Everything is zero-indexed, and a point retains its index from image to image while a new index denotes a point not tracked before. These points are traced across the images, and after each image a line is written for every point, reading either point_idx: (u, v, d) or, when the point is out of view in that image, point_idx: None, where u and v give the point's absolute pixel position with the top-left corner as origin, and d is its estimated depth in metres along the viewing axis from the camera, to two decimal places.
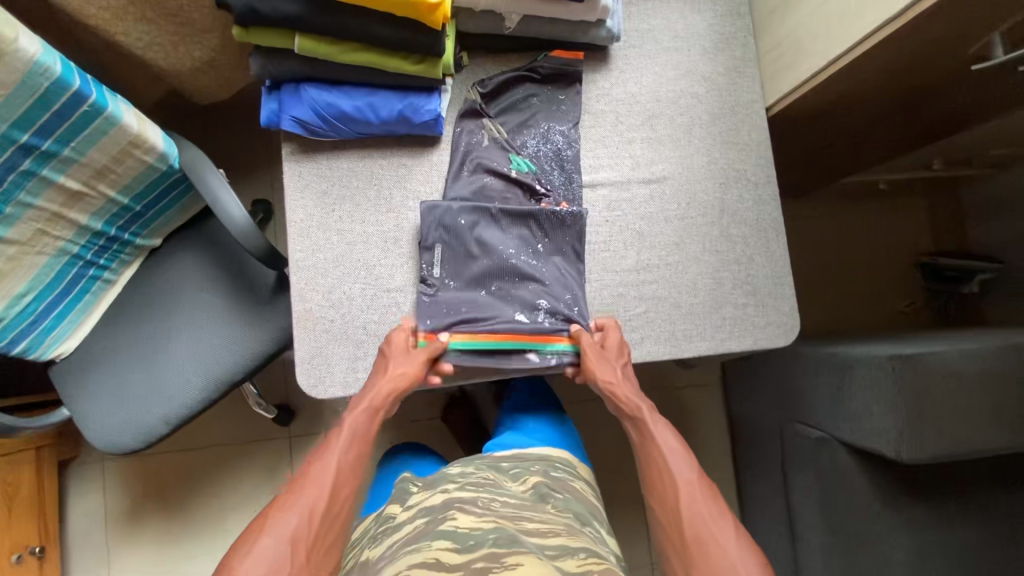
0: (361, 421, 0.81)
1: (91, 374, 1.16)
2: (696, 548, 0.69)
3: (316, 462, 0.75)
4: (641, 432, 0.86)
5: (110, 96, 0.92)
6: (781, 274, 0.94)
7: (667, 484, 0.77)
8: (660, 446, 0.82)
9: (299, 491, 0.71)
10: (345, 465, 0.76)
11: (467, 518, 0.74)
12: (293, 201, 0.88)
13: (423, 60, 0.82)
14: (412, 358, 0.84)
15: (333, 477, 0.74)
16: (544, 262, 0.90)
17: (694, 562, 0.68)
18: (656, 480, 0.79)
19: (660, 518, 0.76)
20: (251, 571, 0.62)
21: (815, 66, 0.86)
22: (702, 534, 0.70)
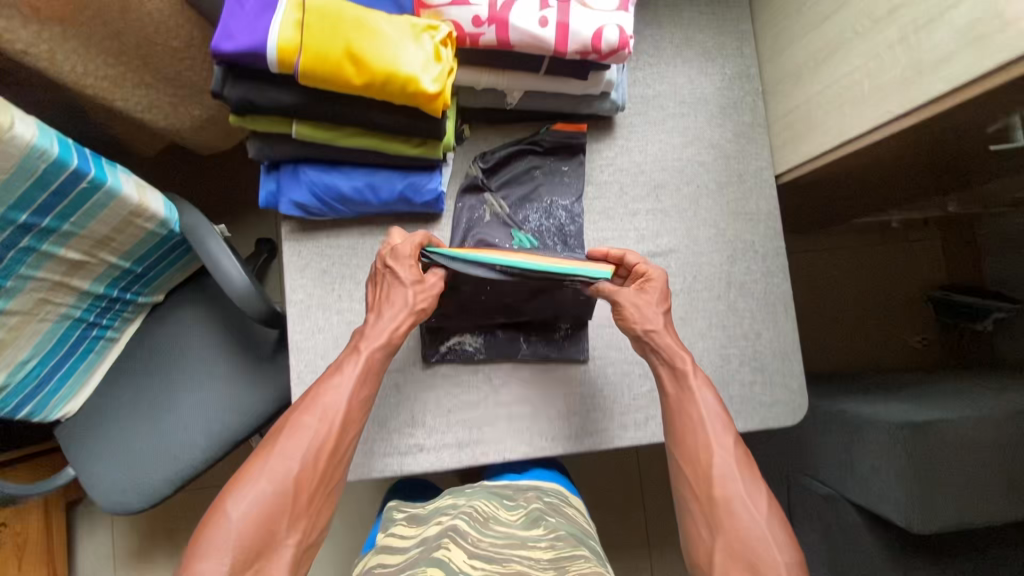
0: (374, 357, 0.78)
1: (97, 432, 1.16)
2: (723, 513, 0.72)
3: (323, 395, 0.75)
4: (680, 388, 0.80)
5: (109, 170, 0.92)
6: (789, 349, 0.92)
7: (700, 444, 0.76)
8: (700, 408, 0.78)
9: (303, 432, 0.73)
10: (352, 405, 0.76)
11: (462, 554, 0.71)
12: (293, 281, 0.87)
13: (423, 142, 0.81)
14: (425, 289, 0.80)
15: (340, 418, 0.75)
16: (551, 341, 0.89)
17: (719, 521, 0.72)
18: (686, 438, 0.77)
19: (685, 473, 0.76)
20: (254, 509, 0.68)
21: (824, 146, 0.83)
22: (732, 499, 0.72)
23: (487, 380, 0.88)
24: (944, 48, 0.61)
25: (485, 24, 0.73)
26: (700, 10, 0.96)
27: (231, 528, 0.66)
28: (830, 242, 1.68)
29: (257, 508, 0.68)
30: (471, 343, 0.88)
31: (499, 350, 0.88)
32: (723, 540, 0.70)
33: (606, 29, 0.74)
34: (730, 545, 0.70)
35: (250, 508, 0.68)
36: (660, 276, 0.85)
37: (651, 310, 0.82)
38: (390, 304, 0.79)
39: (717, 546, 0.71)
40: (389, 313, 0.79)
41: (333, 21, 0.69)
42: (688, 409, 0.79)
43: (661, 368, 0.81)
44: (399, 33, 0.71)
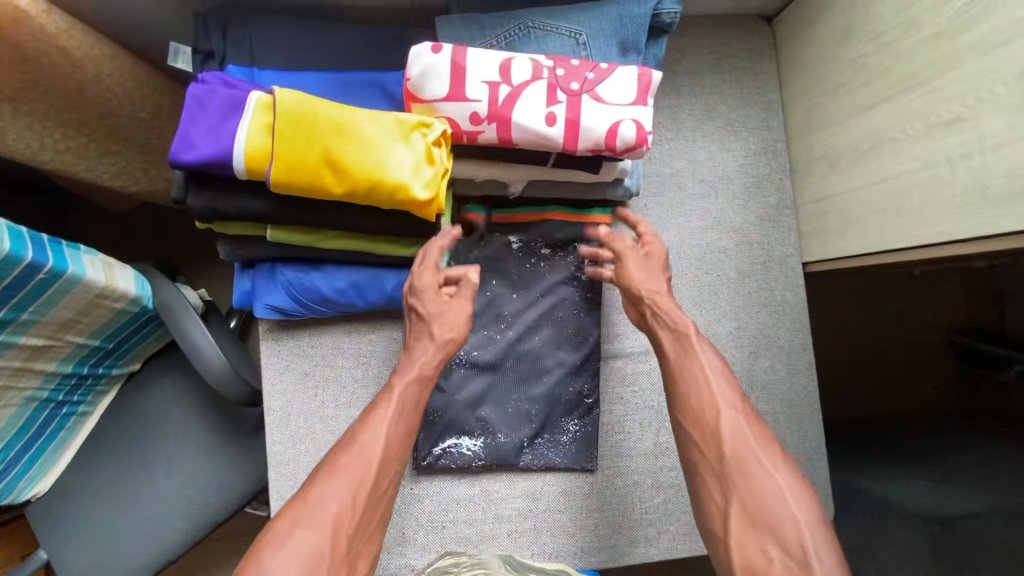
0: (410, 392, 0.68)
1: (66, 513, 1.09)
2: (734, 470, 0.59)
3: (360, 434, 0.63)
4: (681, 349, 0.68)
5: (70, 255, 0.83)
6: (814, 455, 0.85)
7: (703, 400, 0.63)
8: (703, 366, 0.66)
9: (344, 465, 0.61)
10: (392, 440, 0.64)
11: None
12: (271, 385, 0.79)
13: (415, 242, 0.72)
14: (455, 305, 0.72)
15: (382, 450, 0.63)
16: (560, 448, 0.81)
17: (733, 483, 0.58)
18: (688, 400, 0.65)
19: (685, 433, 0.64)
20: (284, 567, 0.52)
21: (862, 247, 0.74)
22: (743, 457, 0.59)
23: (485, 490, 0.81)
24: (1015, 179, 0.54)
25: (485, 122, 0.64)
26: (724, 77, 0.87)
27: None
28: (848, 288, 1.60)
29: (299, 564, 0.53)
30: (469, 447, 0.80)
31: (501, 459, 0.80)
32: (736, 503, 0.57)
33: (622, 124, 0.65)
34: (745, 507, 0.56)
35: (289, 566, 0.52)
36: (660, 247, 0.77)
37: (655, 273, 0.74)
38: (424, 341, 0.71)
39: (732, 509, 0.57)
40: (430, 347, 0.70)
41: (307, 122, 0.60)
42: (688, 371, 0.66)
43: (661, 330, 0.70)
44: (386, 133, 0.62)
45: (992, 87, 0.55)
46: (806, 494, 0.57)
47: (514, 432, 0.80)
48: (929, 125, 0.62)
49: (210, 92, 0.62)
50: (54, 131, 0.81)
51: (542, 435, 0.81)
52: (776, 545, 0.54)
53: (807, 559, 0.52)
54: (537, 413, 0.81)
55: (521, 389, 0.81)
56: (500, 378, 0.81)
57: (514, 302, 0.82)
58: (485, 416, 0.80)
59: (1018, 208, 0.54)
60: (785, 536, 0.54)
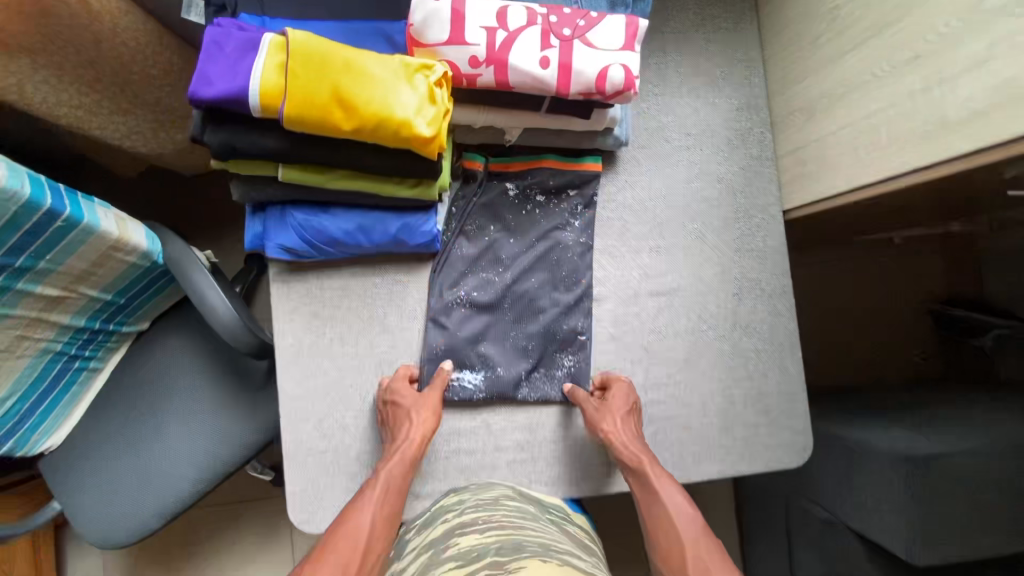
0: (394, 474, 0.77)
1: (79, 466, 1.12)
2: None
3: (349, 519, 0.72)
4: (646, 491, 0.78)
5: (85, 205, 0.87)
6: (795, 391, 0.90)
7: (671, 543, 0.72)
8: (666, 506, 0.76)
9: (329, 556, 0.67)
10: (377, 523, 0.72)
11: (472, 538, 0.68)
12: (282, 324, 0.83)
13: (418, 183, 0.76)
14: (423, 398, 0.80)
15: (365, 537, 0.70)
16: (555, 382, 0.87)
17: None
18: (660, 538, 0.74)
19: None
20: None
21: (838, 187, 0.80)
22: None
23: (485, 420, 0.85)
24: (971, 105, 0.59)
25: (483, 65, 0.69)
26: (708, 37, 0.92)
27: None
28: (832, 258, 1.66)
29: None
30: (470, 380, 0.85)
31: (501, 392, 0.85)
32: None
33: (611, 68, 0.70)
34: None
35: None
36: (623, 385, 0.85)
37: (615, 416, 0.81)
38: (404, 425, 0.78)
39: None
40: (406, 429, 0.77)
41: (318, 62, 0.65)
42: (661, 512, 0.76)
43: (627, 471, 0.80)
44: (390, 74, 0.67)
45: (949, 23, 0.60)
46: None
47: (512, 366, 0.85)
48: (895, 65, 0.68)
49: (226, 35, 0.66)
50: (70, 86, 0.85)
51: (538, 370, 0.86)
52: None
53: None
54: (534, 348, 0.86)
55: (518, 327, 0.87)
56: (498, 317, 0.87)
57: (511, 247, 0.87)
58: (485, 351, 0.86)
59: (974, 132, 0.60)
60: None
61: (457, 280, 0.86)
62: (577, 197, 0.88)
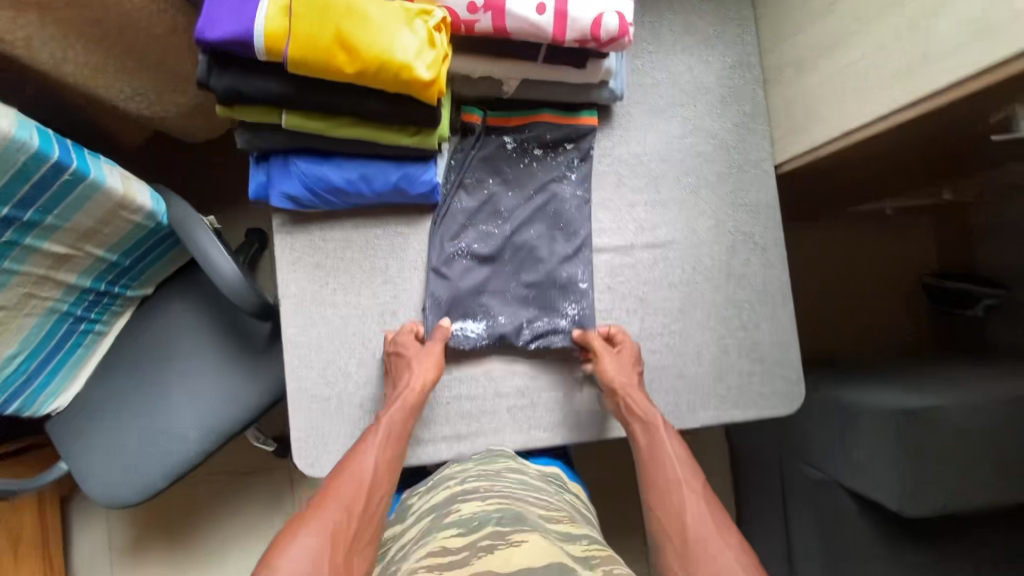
0: (396, 420, 0.79)
1: (86, 427, 1.14)
2: (697, 550, 0.66)
3: (353, 459, 0.74)
4: (650, 439, 0.81)
5: (92, 161, 0.89)
6: (787, 341, 0.92)
7: (672, 489, 0.75)
8: (669, 454, 0.79)
9: (337, 490, 0.70)
10: (380, 466, 0.75)
11: (473, 504, 0.70)
12: (286, 275, 0.85)
13: (418, 131, 0.78)
14: (429, 351, 0.83)
15: (370, 476, 0.72)
16: (559, 331, 0.88)
17: (693, 560, 0.66)
18: (658, 485, 0.76)
19: (658, 521, 0.72)
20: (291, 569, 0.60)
21: (828, 135, 0.82)
22: (704, 531, 0.69)
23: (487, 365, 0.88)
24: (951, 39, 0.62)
25: (481, 11, 0.71)
26: None
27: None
28: (825, 231, 1.69)
29: (303, 566, 0.61)
30: (472, 329, 0.87)
31: (503, 339, 0.87)
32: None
33: (605, 15, 0.73)
34: None
35: (295, 567, 0.60)
36: (632, 343, 0.88)
37: (629, 367, 0.84)
38: (406, 375, 0.81)
39: None
40: (409, 379, 0.80)
41: (321, 6, 0.66)
42: (659, 459, 0.79)
43: (631, 422, 0.83)
44: (391, 18, 0.69)
45: None
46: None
47: (514, 315, 0.87)
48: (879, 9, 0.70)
49: None
50: (76, 43, 0.87)
51: (540, 318, 0.88)
52: None
53: None
54: (534, 297, 0.89)
55: (518, 277, 0.89)
56: (499, 268, 0.89)
57: (510, 200, 0.89)
58: (486, 301, 0.88)
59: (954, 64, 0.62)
60: None
61: (458, 232, 0.88)
62: (573, 151, 0.89)
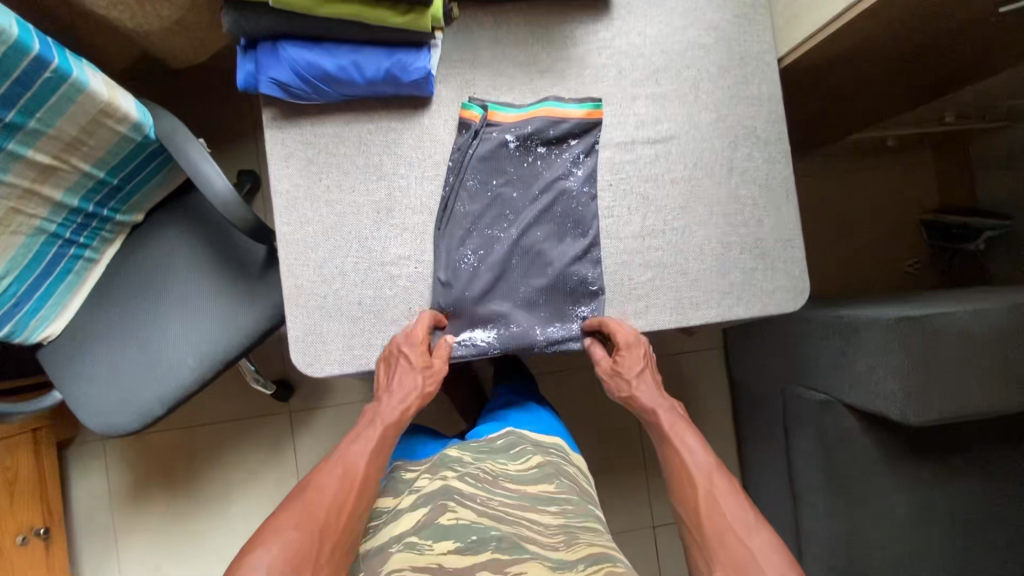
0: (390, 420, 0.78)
1: (81, 357, 1.12)
2: (715, 542, 0.69)
3: (347, 451, 0.75)
4: (665, 437, 0.82)
5: (74, 61, 0.86)
6: (791, 236, 0.91)
7: (686, 482, 0.76)
8: (680, 450, 0.79)
9: (328, 482, 0.71)
10: (372, 461, 0.75)
11: (471, 512, 0.78)
12: (279, 171, 0.83)
13: (410, 10, 0.75)
14: (433, 372, 0.82)
15: (362, 472, 0.74)
16: (573, 337, 0.87)
17: (712, 552, 0.69)
18: (676, 484, 0.78)
19: (681, 514, 0.75)
20: (274, 562, 0.63)
21: (835, 10, 0.80)
22: (720, 521, 0.71)
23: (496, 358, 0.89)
24: None
25: None
26: None
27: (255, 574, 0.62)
28: (824, 165, 1.67)
29: (288, 558, 0.64)
30: (482, 337, 0.85)
31: (514, 345, 0.84)
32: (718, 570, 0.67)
33: None
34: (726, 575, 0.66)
35: (280, 559, 0.63)
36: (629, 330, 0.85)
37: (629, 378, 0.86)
38: (406, 384, 0.80)
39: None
40: (411, 387, 0.80)
41: None
42: (674, 457, 0.80)
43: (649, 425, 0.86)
44: None
45: None
46: (785, 559, 0.66)
47: (525, 320, 0.85)
48: None
49: None
50: None
51: (552, 323, 0.86)
52: None
53: None
54: (545, 299, 0.86)
55: (527, 279, 0.86)
56: (509, 273, 0.86)
57: (516, 200, 0.87)
58: (496, 308, 0.85)
59: None
60: None
61: (463, 236, 0.85)
62: (577, 147, 0.87)
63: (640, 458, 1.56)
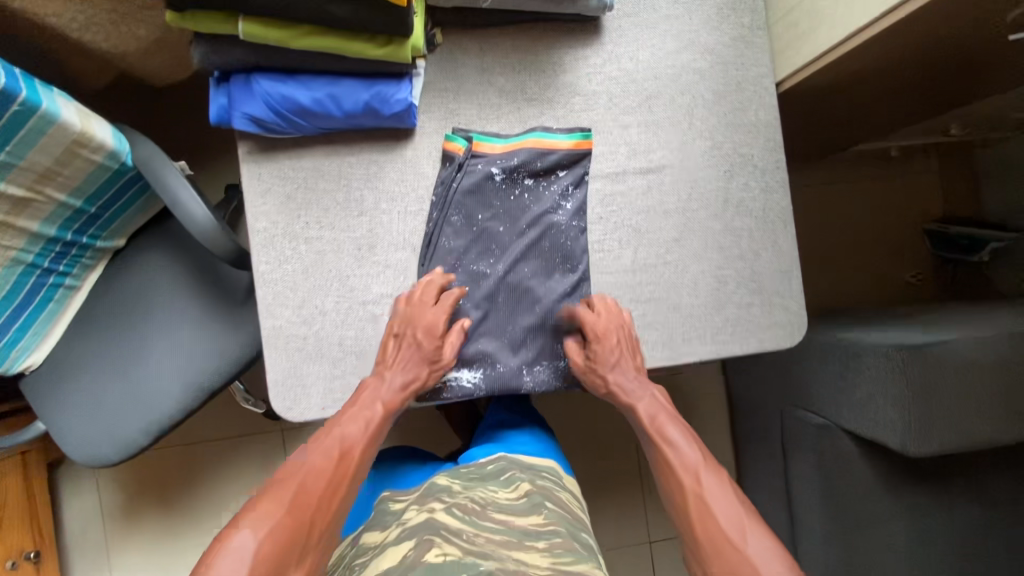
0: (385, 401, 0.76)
1: (64, 386, 1.10)
2: (710, 551, 0.65)
3: (334, 430, 0.73)
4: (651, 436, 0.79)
5: (44, 91, 0.83)
6: (788, 269, 0.88)
7: (675, 485, 0.73)
8: (666, 448, 0.76)
9: (313, 463, 0.69)
10: (359, 443, 0.73)
11: (458, 548, 0.74)
12: (255, 207, 0.80)
13: (389, 41, 0.72)
14: (440, 358, 0.80)
15: (347, 452, 0.72)
16: (559, 376, 0.84)
17: (709, 561, 0.65)
18: (669, 487, 0.74)
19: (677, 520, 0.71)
20: (253, 547, 0.60)
21: (836, 38, 0.76)
22: (714, 529, 0.66)
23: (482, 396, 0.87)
24: None
25: None
26: None
27: (240, 559, 0.59)
28: (825, 176, 1.63)
29: (267, 541, 0.61)
30: (468, 378, 0.82)
31: (499, 387, 0.82)
32: None
33: None
34: None
35: (258, 543, 0.60)
36: (617, 312, 0.81)
37: (626, 376, 0.82)
38: (410, 366, 0.78)
39: None
40: (416, 369, 0.79)
41: None
42: (660, 459, 0.77)
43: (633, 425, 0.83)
44: None
45: None
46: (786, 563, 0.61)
47: (511, 360, 0.82)
48: None
49: None
50: None
51: (539, 362, 0.83)
52: None
53: None
54: (533, 339, 0.83)
55: (514, 318, 0.83)
56: (494, 310, 0.83)
57: (503, 235, 0.84)
58: (483, 347, 0.82)
59: None
60: None
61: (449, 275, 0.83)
62: (565, 179, 0.84)
63: (636, 475, 1.54)
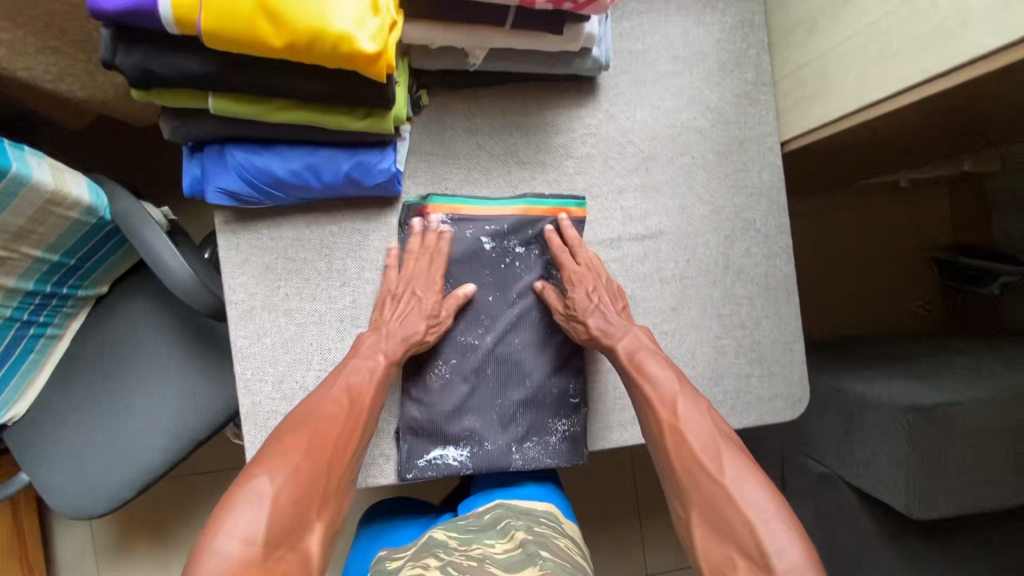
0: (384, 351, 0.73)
1: (47, 436, 1.08)
2: (689, 483, 0.65)
3: (340, 377, 0.71)
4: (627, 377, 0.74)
5: (13, 153, 0.79)
6: (790, 338, 0.84)
7: (653, 423, 0.70)
8: (644, 389, 0.71)
9: (317, 414, 0.67)
10: (363, 390, 0.71)
11: None
12: (232, 280, 0.76)
13: (369, 113, 0.68)
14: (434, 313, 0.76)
15: (352, 397, 0.70)
16: (552, 453, 0.81)
17: (687, 493, 0.65)
18: (648, 424, 0.71)
19: (655, 454, 0.70)
20: (273, 492, 0.59)
21: (846, 105, 0.72)
22: (697, 466, 0.65)
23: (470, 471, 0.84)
24: None
25: None
26: None
27: (258, 501, 0.58)
28: (831, 206, 1.58)
29: (286, 488, 0.60)
30: (454, 457, 0.79)
31: (486, 466, 0.79)
32: (698, 511, 0.63)
33: None
34: (704, 515, 0.63)
35: (275, 484, 0.60)
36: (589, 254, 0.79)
37: (612, 314, 0.76)
38: (410, 316, 0.75)
39: (698, 522, 0.63)
40: (415, 318, 0.75)
41: None
42: (639, 399, 0.72)
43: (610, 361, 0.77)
44: None
45: None
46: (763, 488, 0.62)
47: (500, 438, 0.79)
48: None
49: None
50: None
51: (529, 438, 0.80)
52: (740, 552, 0.59)
53: (766, 554, 0.57)
54: (523, 416, 0.80)
55: (504, 393, 0.80)
56: (483, 384, 0.80)
57: (493, 305, 0.81)
58: (469, 424, 0.79)
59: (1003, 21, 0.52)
60: (740, 534, 0.59)
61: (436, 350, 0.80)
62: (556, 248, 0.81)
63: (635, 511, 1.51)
